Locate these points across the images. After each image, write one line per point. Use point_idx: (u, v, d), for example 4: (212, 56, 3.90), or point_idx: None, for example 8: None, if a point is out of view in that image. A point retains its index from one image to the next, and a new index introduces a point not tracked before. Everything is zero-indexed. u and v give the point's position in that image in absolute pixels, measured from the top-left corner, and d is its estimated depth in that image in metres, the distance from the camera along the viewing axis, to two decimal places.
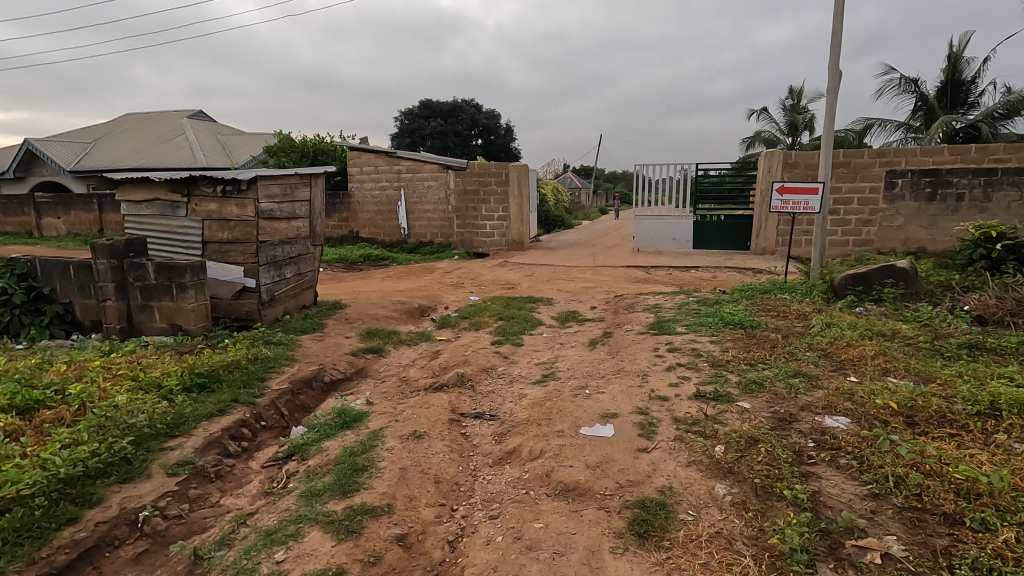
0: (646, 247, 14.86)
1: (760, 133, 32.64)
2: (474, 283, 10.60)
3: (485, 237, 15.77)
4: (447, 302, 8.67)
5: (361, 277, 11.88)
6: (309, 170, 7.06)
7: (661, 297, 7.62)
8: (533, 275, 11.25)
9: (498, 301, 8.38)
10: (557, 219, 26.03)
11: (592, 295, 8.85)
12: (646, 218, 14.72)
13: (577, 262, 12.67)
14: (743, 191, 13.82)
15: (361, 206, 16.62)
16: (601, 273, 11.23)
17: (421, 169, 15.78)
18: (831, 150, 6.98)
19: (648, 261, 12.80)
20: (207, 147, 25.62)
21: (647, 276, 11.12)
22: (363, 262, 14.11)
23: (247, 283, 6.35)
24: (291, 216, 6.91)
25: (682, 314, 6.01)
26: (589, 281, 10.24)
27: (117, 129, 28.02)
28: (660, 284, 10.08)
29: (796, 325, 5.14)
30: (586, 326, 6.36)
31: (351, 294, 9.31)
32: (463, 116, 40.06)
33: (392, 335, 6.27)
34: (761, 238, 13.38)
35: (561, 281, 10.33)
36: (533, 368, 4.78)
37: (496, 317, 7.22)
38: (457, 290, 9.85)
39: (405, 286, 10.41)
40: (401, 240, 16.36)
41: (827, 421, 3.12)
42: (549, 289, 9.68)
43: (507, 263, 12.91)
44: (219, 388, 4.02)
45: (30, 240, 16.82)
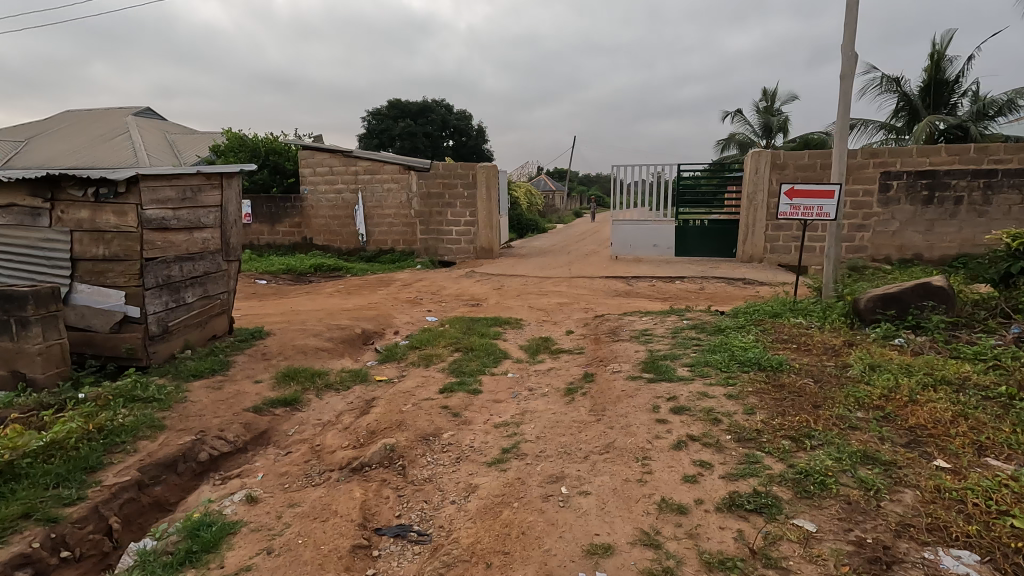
0: (625, 254, 13.77)
1: (736, 135, 32.15)
2: (435, 298, 9.30)
3: (451, 244, 14.48)
4: (398, 325, 7.36)
5: (307, 292, 10.48)
6: (219, 169, 5.72)
7: (649, 318, 6.46)
8: (502, 288, 10.02)
9: (459, 323, 7.12)
10: (531, 223, 24.92)
11: (567, 314, 7.66)
12: (625, 223, 13.64)
13: (551, 272, 11.51)
14: (728, 194, 12.86)
15: (315, 210, 15.17)
16: (578, 286, 10.07)
17: (381, 170, 14.42)
18: (846, 146, 5.93)
19: (628, 270, 11.71)
20: (152, 146, 23.71)
21: (629, 289, 10.02)
22: (315, 273, 12.68)
23: (129, 312, 4.94)
24: (194, 226, 5.54)
25: (679, 346, 4.85)
26: (564, 296, 9.05)
27: (51, 126, 25.80)
28: (643, 299, 8.97)
29: (828, 366, 4.03)
30: (562, 360, 5.16)
31: (286, 315, 7.91)
32: (432, 116, 38.69)
33: (317, 377, 4.94)
34: (747, 244, 12.43)
35: (533, 296, 9.11)
36: (491, 434, 3.52)
37: (452, 347, 5.95)
38: (413, 307, 8.56)
39: (355, 302, 9.06)
40: (359, 248, 14.97)
41: (946, 562, 1.95)
42: (519, 306, 8.45)
43: (473, 274, 11.67)
44: (11, 493, 2.67)
45: None
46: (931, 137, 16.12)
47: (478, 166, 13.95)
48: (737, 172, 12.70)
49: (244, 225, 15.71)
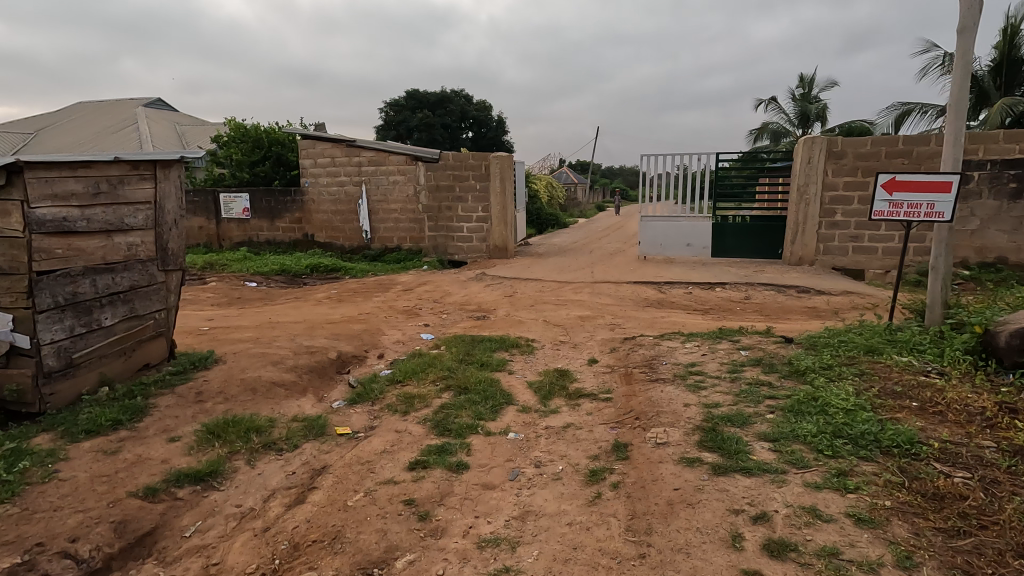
0: (654, 254, 12.32)
1: (768, 124, 30.22)
2: (436, 308, 8.03)
3: (462, 242, 13.20)
4: (385, 345, 6.11)
5: (296, 297, 9.34)
6: (149, 157, 4.52)
7: (694, 345, 5.10)
8: (515, 295, 8.72)
9: (458, 344, 5.84)
10: (551, 218, 23.55)
11: (589, 333, 6.34)
12: (655, 219, 12.19)
13: (571, 276, 10.15)
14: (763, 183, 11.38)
15: (317, 205, 14.06)
16: (602, 294, 8.72)
17: (386, 161, 13.21)
18: (965, 125, 4.47)
19: (659, 274, 10.29)
20: (160, 137, 23.04)
21: (661, 298, 8.62)
22: (311, 274, 11.56)
23: (18, 342, 3.74)
24: (114, 228, 4.37)
25: (746, 400, 3.51)
26: (586, 308, 7.70)
27: (61, 118, 25.35)
28: (680, 312, 7.57)
29: (991, 452, 2.66)
30: (584, 411, 3.84)
31: (259, 331, 6.75)
32: (451, 107, 37.37)
33: (257, 431, 3.72)
34: (796, 245, 10.89)
35: (551, 307, 7.78)
36: (469, 569, 2.23)
37: (444, 382, 4.69)
38: (409, 320, 7.31)
39: (344, 312, 7.86)
40: (363, 246, 13.82)
41: None
42: (533, 320, 7.14)
43: (484, 277, 10.39)
44: None
45: None
46: (1004, 123, 14.22)
47: (492, 155, 12.62)
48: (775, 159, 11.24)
49: (243, 220, 14.75)
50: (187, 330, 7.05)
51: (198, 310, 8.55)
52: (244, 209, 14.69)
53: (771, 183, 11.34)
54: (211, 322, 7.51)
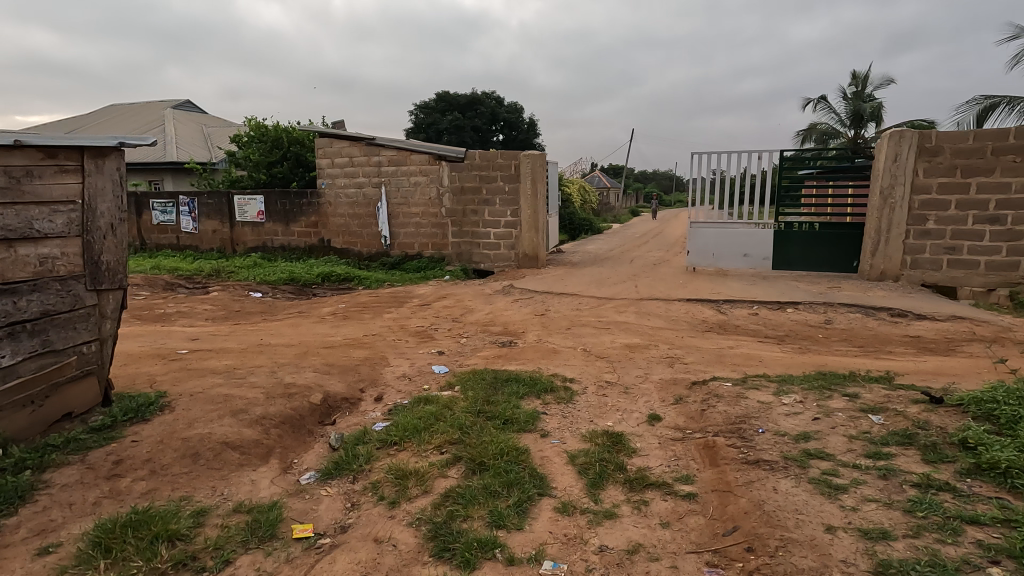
0: (704, 265, 10.85)
1: (817, 125, 28.25)
2: (453, 330, 6.80)
3: (489, 250, 11.98)
4: (387, 383, 4.91)
5: (300, 312, 8.28)
6: (72, 141, 3.45)
7: (796, 401, 3.72)
8: (547, 315, 7.43)
9: (477, 384, 4.59)
10: (584, 223, 22.25)
11: (641, 372, 5.00)
12: (707, 226, 10.69)
13: (612, 290, 8.83)
14: (808, 184, 10.02)
15: (334, 208, 13.09)
16: (651, 315, 7.35)
17: (407, 161, 12.16)
18: None
19: (716, 290, 8.87)
20: (186, 138, 22.64)
21: (722, 321, 7.21)
22: (322, 284, 10.52)
23: None
24: (19, 235, 3.29)
25: (935, 529, 2.15)
26: (632, 334, 6.36)
27: (93, 121, 25.38)
28: (751, 343, 6.17)
29: None
30: (657, 521, 2.53)
31: (241, 359, 5.63)
32: (481, 109, 36.36)
33: (172, 538, 2.53)
34: (877, 257, 9.33)
35: (591, 332, 6.45)
36: None
37: (451, 448, 3.44)
38: (421, 346, 6.10)
39: (348, 333, 6.72)
40: (382, 252, 12.78)
41: None
42: (570, 349, 5.83)
43: (511, 291, 9.14)
44: None
45: None
46: None
47: (521, 154, 11.41)
48: (824, 159, 9.94)
49: (258, 224, 13.91)
50: (162, 354, 6.00)
51: (188, 326, 7.56)
52: (258, 212, 13.84)
53: (819, 185, 10.04)
54: (194, 343, 6.47)
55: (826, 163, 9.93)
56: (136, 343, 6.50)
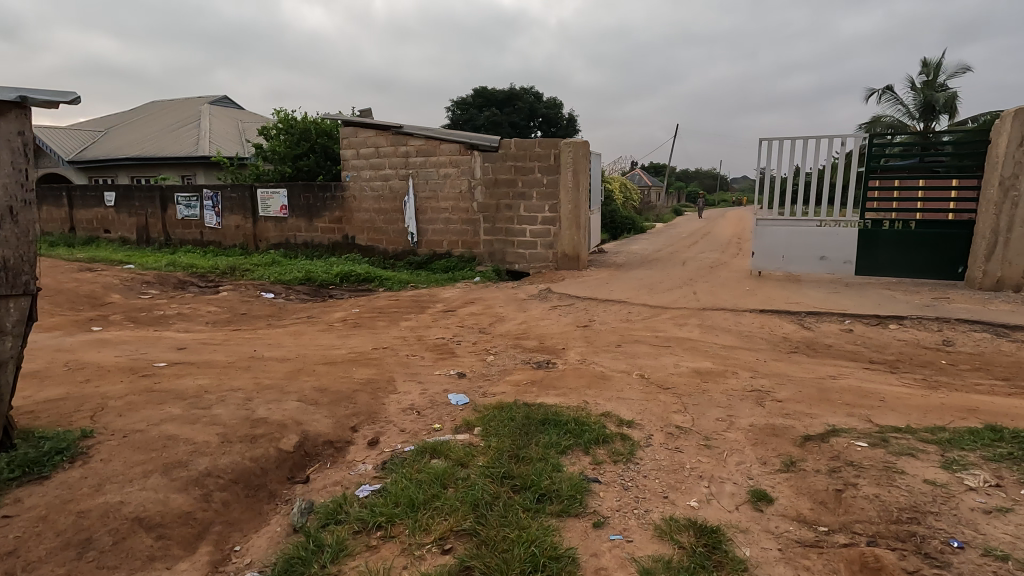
0: (771, 269, 9.40)
1: (882, 118, 25.93)
2: (479, 345, 5.67)
3: (524, 249, 10.81)
4: (389, 419, 3.81)
5: (309, 317, 7.33)
6: None
7: (988, 485, 2.44)
8: (592, 328, 6.21)
9: (503, 428, 3.43)
10: (626, 222, 20.83)
11: (723, 414, 3.75)
12: (777, 223, 9.22)
13: (668, 298, 7.53)
14: (869, 183, 8.58)
15: (358, 202, 12.18)
16: (718, 330, 6.05)
17: (437, 151, 11.14)
18: None
19: (793, 299, 7.46)
20: (219, 133, 22.33)
21: (808, 339, 5.85)
22: (340, 284, 9.59)
23: None
24: None
25: None
26: (700, 356, 5.09)
27: (134, 116, 25.56)
28: (858, 372, 4.81)
29: None
30: None
31: (220, 377, 4.65)
32: (519, 105, 35.22)
33: None
34: (993, 263, 7.76)
35: (647, 352, 5.21)
36: None
37: (459, 547, 2.30)
38: (438, 365, 5.00)
39: (355, 346, 5.67)
40: (408, 250, 11.81)
41: None
42: (623, 376, 4.62)
43: (549, 296, 7.95)
44: None
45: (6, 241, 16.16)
46: None
47: (562, 142, 10.24)
48: (886, 153, 8.43)
49: (281, 219, 13.16)
50: (135, 367, 5.10)
51: (183, 331, 6.69)
52: (282, 206, 13.10)
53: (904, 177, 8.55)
54: (178, 354, 5.56)
55: (888, 158, 8.44)
56: (117, 353, 5.63)
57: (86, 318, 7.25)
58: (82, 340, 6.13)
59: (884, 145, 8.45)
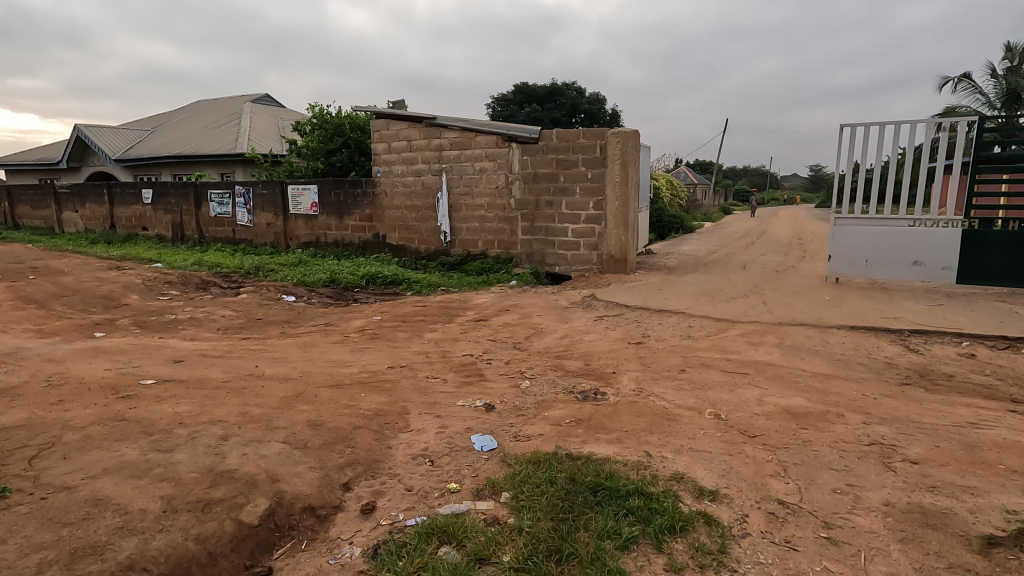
0: (852, 275, 8.14)
1: (958, 108, 23.67)
2: (513, 366, 4.78)
3: (566, 250, 9.87)
4: (395, 470, 2.97)
5: (327, 324, 6.62)
6: None
7: None
8: (647, 346, 5.23)
9: (541, 500, 2.54)
10: (673, 222, 19.56)
11: (841, 484, 2.74)
12: (861, 223, 7.96)
13: (734, 309, 6.46)
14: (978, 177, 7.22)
15: (389, 199, 11.51)
16: (803, 353, 4.97)
17: (472, 144, 10.33)
18: None
19: (889, 313, 6.25)
20: (258, 130, 22.23)
21: (921, 367, 4.70)
22: (366, 287, 8.91)
23: None
24: None
25: None
26: (789, 388, 4.04)
27: (179, 115, 25.90)
28: (1007, 418, 3.66)
29: None
30: None
31: (204, 403, 3.92)
32: (561, 100, 34.15)
33: None
34: None
35: (720, 382, 4.20)
36: None
37: None
38: (462, 393, 4.13)
39: (369, 364, 4.88)
40: (441, 251, 11.06)
41: None
42: (693, 416, 3.63)
43: (594, 305, 6.99)
44: None
45: (50, 238, 16.34)
46: None
47: (609, 132, 9.24)
48: (989, 142, 7.09)
49: (311, 217, 12.65)
50: (119, 384, 4.46)
51: (188, 339, 6.08)
52: (312, 204, 12.58)
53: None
54: (172, 368, 4.91)
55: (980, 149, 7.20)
56: (107, 366, 5.03)
57: (92, 322, 6.76)
58: (78, 348, 5.58)
59: (989, 133, 7.10)
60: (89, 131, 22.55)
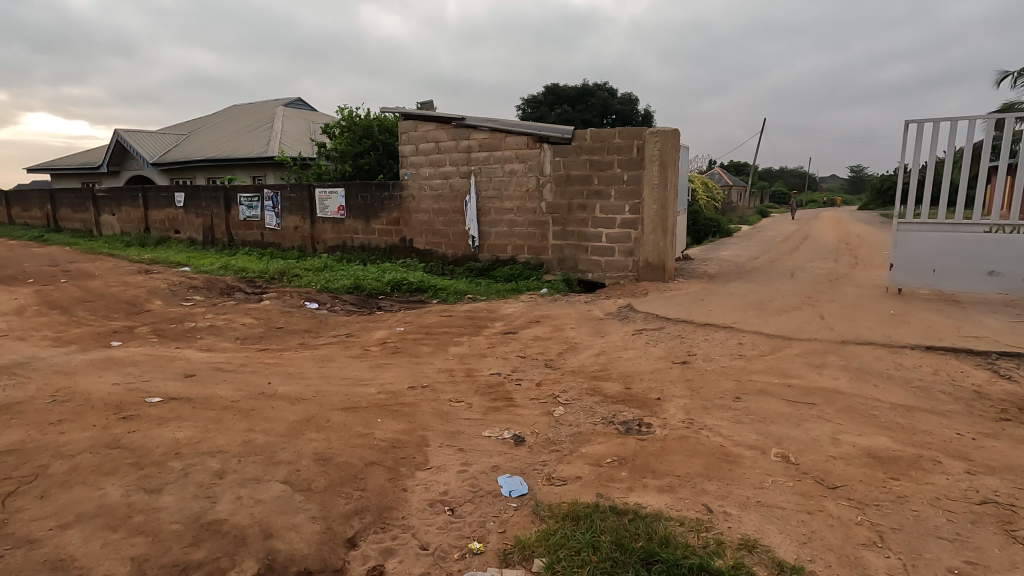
0: (918, 286, 7.40)
1: (1017, 104, 22.20)
2: (545, 388, 4.31)
3: (600, 256, 9.35)
4: (409, 522, 2.55)
5: (348, 336, 6.28)
6: None
7: None
8: (695, 367, 4.70)
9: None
10: (710, 225, 18.78)
11: (956, 563, 2.20)
12: (928, 229, 7.23)
13: (788, 324, 5.86)
14: None
15: (416, 202, 11.19)
16: (875, 379, 4.36)
17: (502, 145, 9.92)
18: None
19: (967, 330, 5.56)
20: (290, 133, 22.33)
21: (1019, 397, 4.05)
22: (390, 294, 8.59)
23: None
24: None
25: None
26: (868, 424, 3.47)
27: (215, 120, 26.32)
28: None
29: None
30: None
31: (206, 427, 3.58)
32: (592, 101, 33.55)
33: None
34: None
35: (783, 413, 3.66)
36: None
37: None
38: (488, 421, 3.69)
39: (388, 383, 4.48)
40: (469, 256, 10.68)
41: None
42: (757, 457, 3.10)
43: (632, 317, 6.47)
44: None
45: (88, 241, 16.63)
46: None
47: (647, 131, 8.71)
48: None
49: (338, 221, 12.45)
50: (123, 402, 4.17)
51: (205, 350, 5.82)
52: (339, 207, 12.38)
53: None
54: (183, 384, 4.61)
55: None
56: (116, 380, 4.76)
57: (111, 330, 6.57)
58: (92, 359, 5.37)
59: None
60: (128, 135, 23.04)
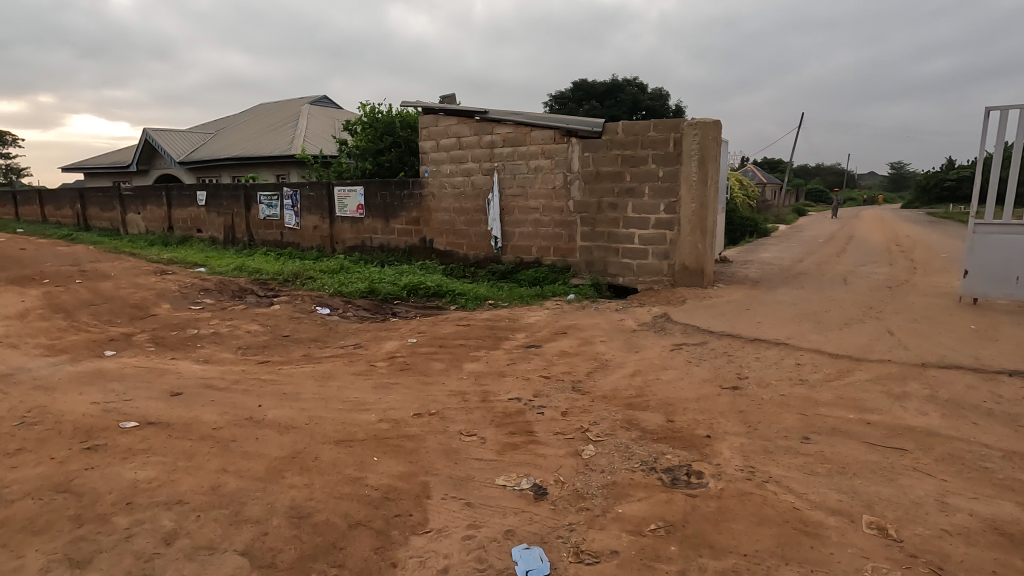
0: (998, 297, 6.50)
1: None
2: (573, 419, 3.67)
3: (631, 259, 8.66)
4: None
5: (356, 347, 5.75)
6: None
7: None
8: (749, 395, 3.99)
9: None
10: (747, 225, 17.80)
11: None
12: (1011, 233, 6.33)
13: (853, 341, 5.09)
14: None
15: (437, 200, 10.66)
16: (974, 416, 3.59)
17: (527, 140, 9.30)
18: None
19: None
20: (314, 131, 22.10)
21: None
22: (407, 299, 8.07)
23: None
24: None
25: None
26: (981, 484, 2.74)
27: (242, 118, 26.38)
28: None
29: None
30: None
31: (174, 464, 3.07)
32: (621, 97, 32.63)
33: None
34: None
35: (868, 463, 2.95)
36: None
37: None
38: (504, 464, 3.07)
39: (391, 409, 3.90)
40: (492, 257, 10.10)
41: None
42: (844, 530, 2.42)
43: (671, 330, 5.77)
44: None
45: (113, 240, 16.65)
46: None
47: (685, 123, 7.98)
48: None
49: (357, 220, 12.02)
50: (95, 427, 3.70)
51: (201, 362, 5.36)
52: (358, 206, 11.94)
53: None
54: (166, 405, 4.12)
55: None
56: (96, 398, 4.31)
57: (109, 337, 6.19)
58: (80, 372, 4.95)
59: None
60: (157, 134, 23.19)
